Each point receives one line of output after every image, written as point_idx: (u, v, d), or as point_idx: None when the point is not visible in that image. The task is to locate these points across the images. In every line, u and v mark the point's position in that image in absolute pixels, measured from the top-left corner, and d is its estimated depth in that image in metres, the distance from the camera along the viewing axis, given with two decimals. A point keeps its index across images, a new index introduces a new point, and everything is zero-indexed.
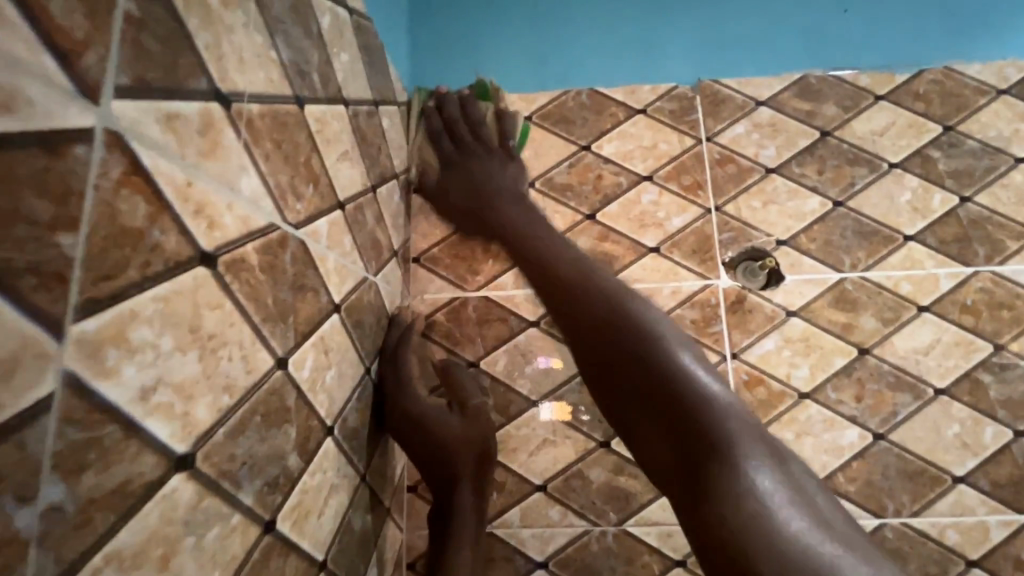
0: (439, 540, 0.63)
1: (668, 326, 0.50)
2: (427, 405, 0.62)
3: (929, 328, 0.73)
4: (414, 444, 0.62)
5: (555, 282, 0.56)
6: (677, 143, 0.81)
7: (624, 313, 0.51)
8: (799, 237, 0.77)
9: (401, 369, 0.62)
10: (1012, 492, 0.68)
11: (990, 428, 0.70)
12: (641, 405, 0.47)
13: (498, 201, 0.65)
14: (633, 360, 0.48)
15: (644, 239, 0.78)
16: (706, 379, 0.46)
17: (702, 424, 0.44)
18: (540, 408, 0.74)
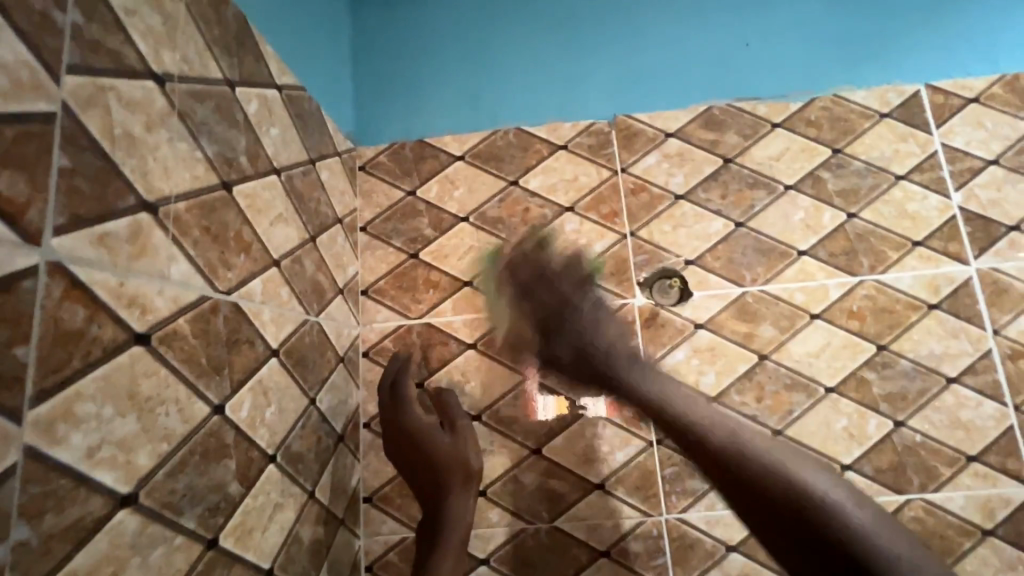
0: (425, 547, 0.70)
1: (761, 434, 0.52)
2: (421, 423, 0.76)
3: (820, 333, 0.82)
4: (408, 455, 0.75)
5: (689, 431, 0.54)
6: (595, 175, 0.90)
7: (709, 425, 0.54)
8: (705, 257, 0.86)
9: (399, 395, 0.78)
10: (892, 476, 0.77)
11: (873, 420, 0.79)
12: (749, 505, 0.50)
13: (585, 324, 0.66)
14: (740, 482, 0.50)
15: None
16: (842, 497, 0.47)
17: (851, 550, 0.45)
18: (541, 407, 0.83)
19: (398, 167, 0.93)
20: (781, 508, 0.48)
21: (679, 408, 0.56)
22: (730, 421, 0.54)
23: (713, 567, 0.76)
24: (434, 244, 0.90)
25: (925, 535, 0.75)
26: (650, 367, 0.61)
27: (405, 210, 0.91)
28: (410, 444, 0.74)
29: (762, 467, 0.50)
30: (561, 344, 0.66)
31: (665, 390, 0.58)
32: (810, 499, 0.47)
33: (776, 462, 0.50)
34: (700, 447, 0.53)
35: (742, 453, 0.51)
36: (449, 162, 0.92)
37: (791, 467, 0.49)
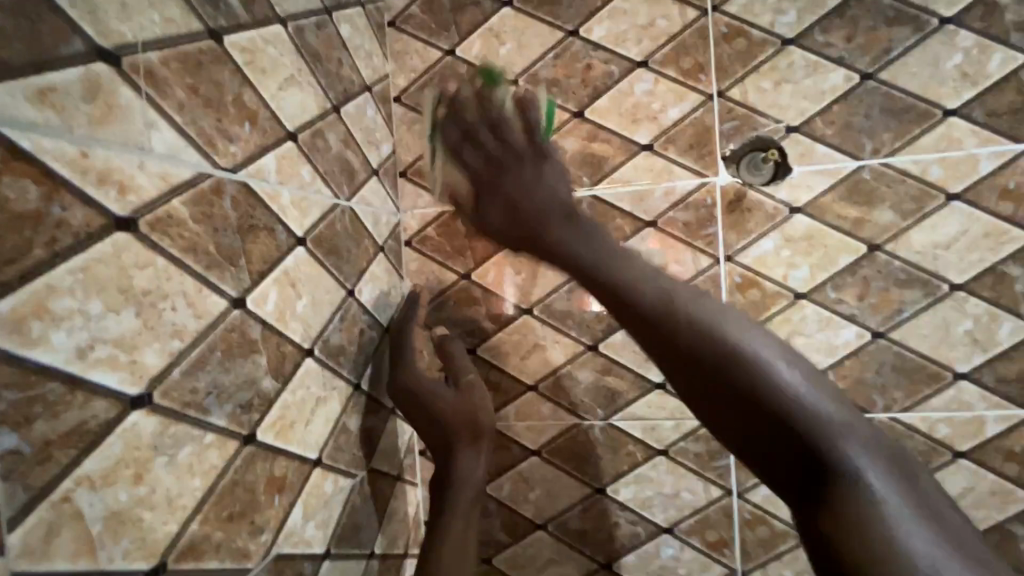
0: (437, 512, 0.68)
1: (757, 329, 0.44)
2: (425, 379, 0.68)
3: (956, 218, 0.65)
4: (415, 415, 0.68)
5: (636, 305, 0.46)
6: (677, 17, 0.71)
7: (746, 372, 0.41)
8: (814, 121, 0.68)
9: (401, 347, 0.70)
10: (1018, 388, 0.65)
11: (1006, 324, 0.65)
12: (773, 466, 0.40)
13: (523, 177, 0.54)
14: (715, 349, 0.43)
15: (637, 136, 0.72)
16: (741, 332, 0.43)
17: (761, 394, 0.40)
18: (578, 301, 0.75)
19: (434, 19, 0.77)
20: (736, 394, 0.41)
21: (731, 354, 0.42)
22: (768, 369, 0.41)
23: None
24: None
25: None
26: (591, 226, 0.52)
27: (444, 75, 0.78)
28: (415, 403, 0.67)
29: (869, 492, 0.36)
30: (494, 206, 0.55)
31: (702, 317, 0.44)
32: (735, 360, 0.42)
33: (754, 355, 0.42)
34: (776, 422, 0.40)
35: (819, 438, 0.39)
36: (493, 10, 0.76)
37: (728, 331, 0.43)
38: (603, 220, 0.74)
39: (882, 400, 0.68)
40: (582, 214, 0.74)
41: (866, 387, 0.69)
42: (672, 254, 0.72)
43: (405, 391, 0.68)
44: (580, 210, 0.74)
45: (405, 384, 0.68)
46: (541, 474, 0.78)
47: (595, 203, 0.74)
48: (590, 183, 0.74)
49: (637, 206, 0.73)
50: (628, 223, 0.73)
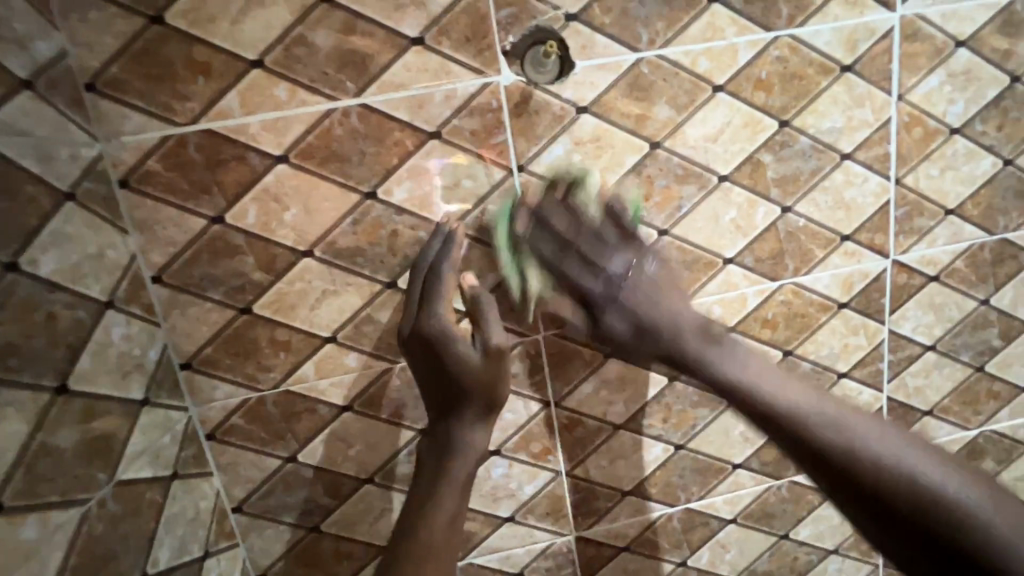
0: (429, 470, 0.66)
1: (850, 409, 0.54)
2: (456, 333, 0.63)
3: (721, 110, 0.68)
4: (431, 367, 0.64)
5: (759, 408, 0.56)
6: None
7: (751, 381, 0.57)
8: (592, 9, 0.62)
9: (432, 287, 0.63)
10: (770, 264, 0.74)
11: (761, 208, 0.72)
12: (825, 482, 0.52)
13: (652, 299, 0.64)
14: (779, 419, 0.54)
15: (403, 27, 0.60)
16: (844, 418, 0.53)
17: (856, 464, 0.50)
18: (367, 232, 0.65)
19: None
20: (818, 465, 0.52)
21: (702, 372, 0.60)
22: (757, 371, 0.58)
23: (591, 375, 0.74)
24: None
25: (787, 315, 0.77)
26: (732, 346, 0.61)
27: None
28: (431, 352, 0.63)
29: (820, 422, 0.53)
30: (615, 317, 0.64)
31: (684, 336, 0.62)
32: (833, 439, 0.52)
33: (865, 444, 0.51)
34: (773, 413, 0.55)
35: (764, 398, 0.56)
36: None
37: (831, 418, 0.53)
38: (379, 135, 0.62)
39: None
40: (353, 129, 0.62)
41: None
42: (462, 170, 0.65)
43: (427, 336, 0.63)
44: (349, 123, 0.61)
45: (425, 328, 0.63)
46: (358, 428, 0.71)
47: (365, 114, 0.61)
48: (356, 89, 0.61)
49: (416, 116, 0.62)
50: (408, 137, 0.63)
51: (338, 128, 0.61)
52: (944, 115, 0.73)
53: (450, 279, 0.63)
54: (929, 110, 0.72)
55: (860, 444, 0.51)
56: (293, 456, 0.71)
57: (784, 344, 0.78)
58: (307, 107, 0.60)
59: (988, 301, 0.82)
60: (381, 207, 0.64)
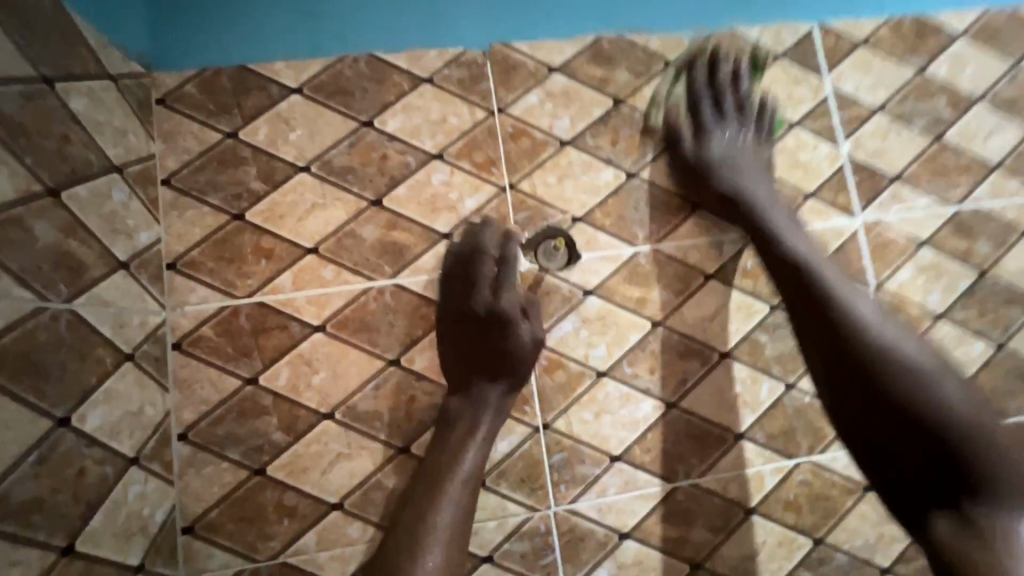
0: (460, 427, 0.66)
1: (953, 384, 0.59)
2: (510, 308, 0.69)
3: (715, 295, 0.75)
4: (480, 338, 0.68)
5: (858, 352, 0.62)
6: (467, 116, 0.75)
7: (931, 377, 0.60)
8: (594, 213, 0.75)
9: (501, 270, 0.70)
10: (783, 441, 0.74)
11: (766, 384, 0.74)
12: (910, 443, 0.59)
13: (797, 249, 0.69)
14: (860, 364, 0.62)
15: (436, 225, 0.72)
16: (940, 383, 0.59)
17: (947, 473, 0.56)
18: (386, 396, 0.69)
19: (212, 100, 0.71)
20: (905, 420, 0.59)
21: (868, 318, 0.64)
22: (963, 385, 0.60)
23: (605, 558, 0.69)
24: (265, 201, 0.70)
25: (811, 498, 0.73)
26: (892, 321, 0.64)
27: (225, 158, 0.71)
28: (492, 324, 0.68)
29: (954, 425, 0.57)
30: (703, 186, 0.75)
31: (852, 298, 0.65)
32: (931, 407, 0.58)
33: (937, 420, 0.58)
34: (873, 387, 0.61)
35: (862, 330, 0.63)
36: (282, 96, 0.72)
37: (921, 389, 0.59)
38: (407, 309, 0.70)
39: (681, 467, 0.72)
40: (385, 304, 0.70)
41: (668, 456, 0.72)
42: None
43: (489, 308, 0.69)
44: (383, 299, 0.70)
45: (487, 301, 0.69)
46: None
47: (398, 292, 0.70)
48: (393, 272, 0.71)
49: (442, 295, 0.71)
50: (433, 312, 0.71)
51: (372, 303, 0.70)
52: (923, 302, 0.79)
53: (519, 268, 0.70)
54: (908, 298, 0.79)
55: (966, 434, 0.57)
56: None
57: (812, 530, 0.73)
58: (349, 285, 0.70)
59: None
60: (402, 372, 0.69)
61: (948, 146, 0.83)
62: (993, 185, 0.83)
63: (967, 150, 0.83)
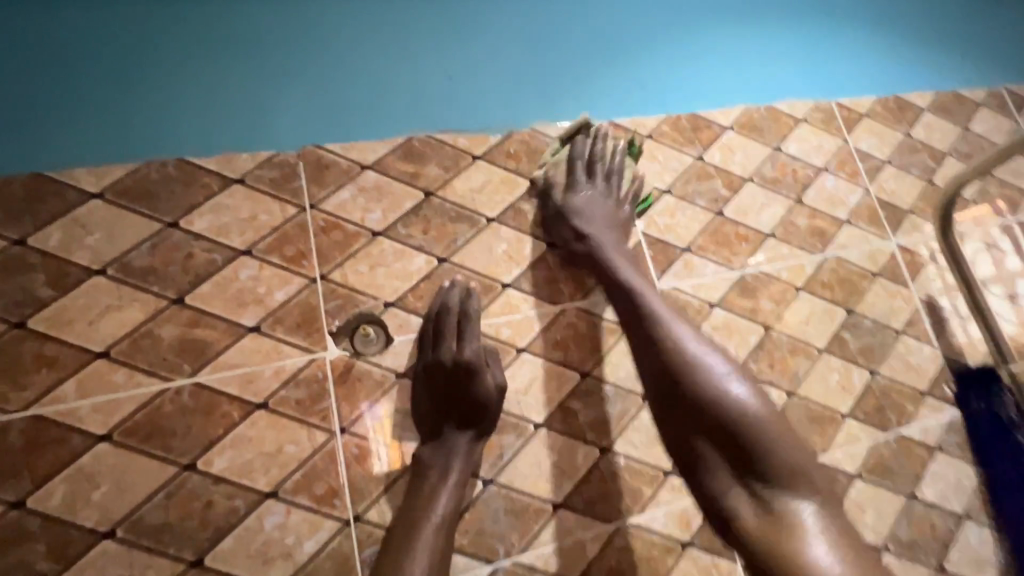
0: (434, 472, 0.69)
1: (757, 398, 0.66)
2: (474, 358, 0.73)
3: (527, 367, 0.79)
4: (445, 390, 0.72)
5: (680, 377, 0.68)
6: (278, 213, 0.78)
7: (717, 379, 0.67)
8: (406, 297, 0.78)
9: (461, 326, 0.74)
10: (601, 506, 0.76)
11: (581, 450, 0.78)
12: (722, 455, 0.65)
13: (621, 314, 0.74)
14: (680, 385, 0.68)
15: (242, 319, 0.72)
16: (745, 398, 0.66)
17: (756, 470, 0.64)
18: (177, 505, 0.65)
19: (1, 209, 0.70)
20: (719, 435, 0.65)
21: (683, 350, 0.69)
22: (745, 385, 0.67)
23: None
24: (52, 307, 0.68)
25: (632, 561, 0.75)
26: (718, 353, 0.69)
27: (9, 264, 0.69)
28: (456, 375, 0.72)
29: (757, 440, 0.64)
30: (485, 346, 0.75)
31: (678, 329, 0.71)
32: (731, 425, 0.65)
33: (745, 431, 0.65)
34: (679, 394, 0.68)
35: (688, 360, 0.68)
36: (79, 201, 0.72)
37: (728, 402, 0.66)
38: (206, 408, 0.68)
39: (501, 546, 0.72)
40: (182, 404, 0.68)
41: (487, 536, 0.72)
42: (286, 435, 0.70)
43: (450, 361, 0.73)
44: (180, 400, 0.68)
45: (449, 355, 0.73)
46: None
47: (196, 391, 0.69)
48: (192, 369, 0.69)
49: (245, 390, 0.70)
50: (236, 408, 0.69)
51: (167, 405, 0.68)
52: None
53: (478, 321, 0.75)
54: None
55: (758, 445, 0.64)
56: None
57: None
58: (141, 388, 0.68)
59: None
60: (199, 476, 0.66)
61: (728, 220, 0.96)
62: (768, 252, 0.96)
63: (744, 222, 0.97)
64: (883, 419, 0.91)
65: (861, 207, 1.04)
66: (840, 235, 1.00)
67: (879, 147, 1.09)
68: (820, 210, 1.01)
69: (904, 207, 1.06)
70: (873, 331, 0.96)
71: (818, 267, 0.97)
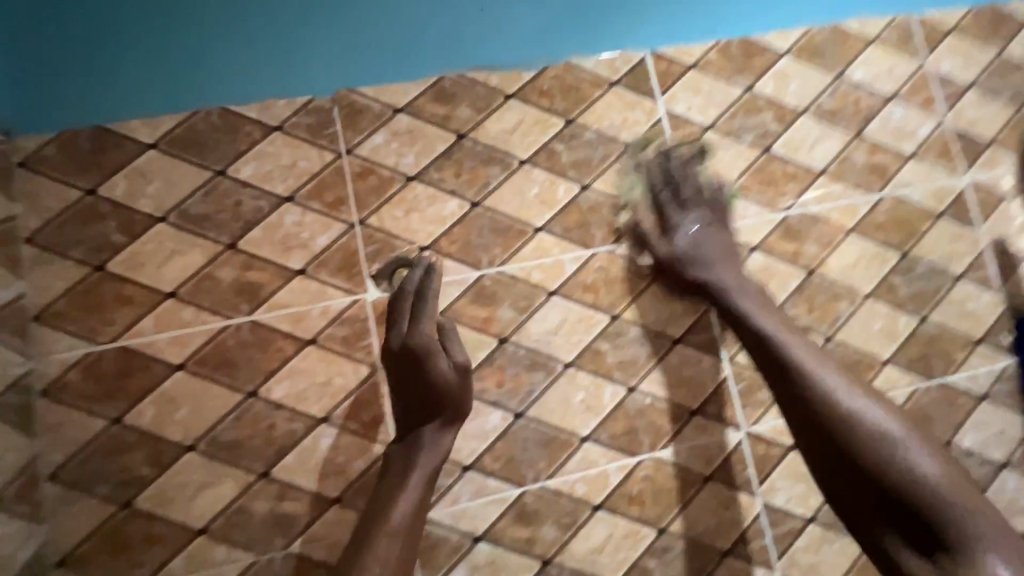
0: (397, 469, 0.71)
1: (912, 435, 0.63)
2: (432, 343, 0.73)
3: (557, 310, 0.82)
4: (410, 379, 0.73)
5: (840, 447, 0.63)
6: (316, 159, 0.80)
7: (865, 418, 0.64)
8: (440, 242, 0.81)
9: (418, 308, 0.74)
10: (626, 440, 0.80)
11: (608, 389, 0.81)
12: (886, 509, 0.60)
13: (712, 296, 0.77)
14: (844, 450, 0.63)
15: (289, 263, 0.78)
16: (902, 437, 0.62)
17: (918, 503, 0.59)
18: (246, 425, 0.74)
19: (72, 161, 0.77)
20: (888, 498, 0.60)
21: (837, 401, 0.65)
22: (888, 413, 0.64)
23: (460, 561, 0.75)
24: (125, 251, 0.76)
25: (654, 491, 0.80)
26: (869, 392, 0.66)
27: (84, 214, 0.76)
28: (414, 362, 0.72)
29: (917, 484, 0.60)
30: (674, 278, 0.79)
31: (826, 381, 0.66)
32: (912, 474, 0.60)
33: (918, 468, 0.60)
34: (814, 423, 0.65)
35: (847, 416, 0.64)
36: (137, 152, 0.78)
37: (891, 438, 0.62)
38: (264, 343, 0.76)
39: (530, 472, 0.78)
40: (243, 339, 0.76)
41: (517, 463, 0.78)
42: (334, 369, 0.76)
43: (408, 349, 0.73)
44: (240, 335, 0.76)
45: (407, 343, 0.73)
46: None
47: (254, 328, 0.76)
48: (249, 309, 0.76)
49: (297, 327, 0.77)
50: (289, 343, 0.76)
51: (230, 339, 0.76)
52: None
53: (434, 304, 0.74)
54: None
55: (924, 487, 0.59)
56: None
57: (656, 521, 0.79)
58: (207, 324, 0.76)
59: None
60: (262, 402, 0.75)
61: (776, 157, 0.90)
62: (819, 190, 0.90)
63: (794, 159, 0.91)
64: (928, 366, 0.89)
65: (932, 139, 0.94)
66: (902, 172, 0.93)
67: (962, 69, 0.96)
68: (883, 144, 0.93)
69: (984, 138, 0.95)
70: (928, 276, 0.90)
71: (873, 207, 0.91)
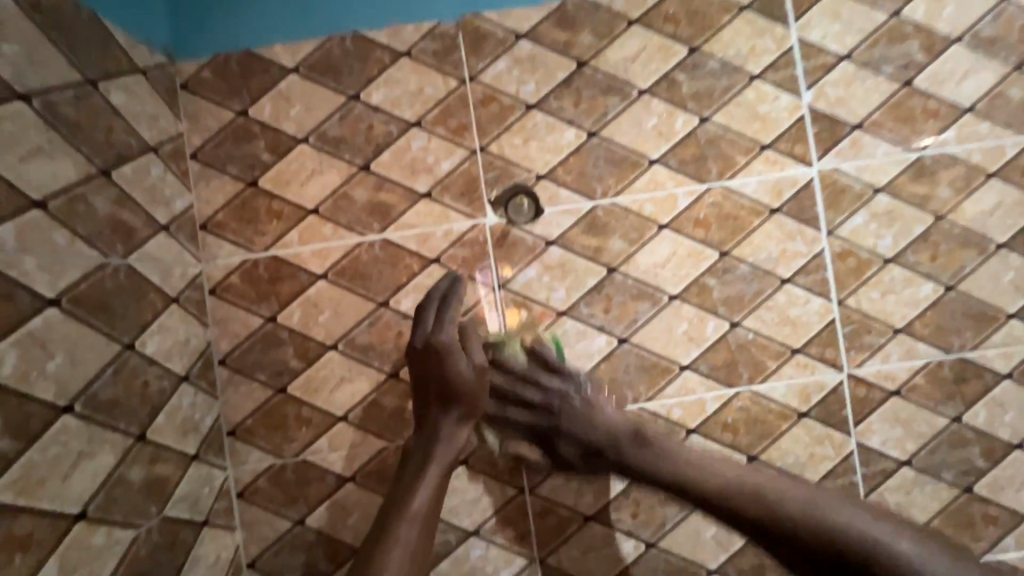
0: (417, 460, 0.74)
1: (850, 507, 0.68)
2: (451, 343, 0.75)
3: (667, 243, 0.83)
4: (430, 377, 0.75)
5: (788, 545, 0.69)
6: (441, 86, 0.83)
7: (810, 515, 0.68)
8: (556, 171, 0.83)
9: (442, 308, 0.76)
10: (725, 371, 0.83)
11: (711, 323, 0.83)
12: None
13: (580, 423, 0.78)
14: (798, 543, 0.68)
15: (416, 186, 0.83)
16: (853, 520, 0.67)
17: None
18: (379, 331, 0.83)
19: (225, 84, 0.83)
20: None
21: (781, 505, 0.69)
22: (824, 495, 0.69)
23: None
24: (273, 170, 0.84)
25: (748, 421, 0.83)
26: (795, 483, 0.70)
27: (238, 133, 0.83)
28: (436, 359, 0.75)
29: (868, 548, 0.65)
30: (567, 446, 0.79)
31: (764, 490, 0.70)
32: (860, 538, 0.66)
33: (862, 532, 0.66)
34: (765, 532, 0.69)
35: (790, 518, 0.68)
36: (281, 76, 0.83)
37: (838, 518, 0.67)
38: (393, 259, 0.83)
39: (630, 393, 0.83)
40: (375, 255, 0.83)
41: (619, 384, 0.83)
42: None
43: (429, 348, 0.75)
44: (373, 251, 0.83)
45: (429, 343, 0.75)
46: (357, 498, 0.83)
47: (385, 245, 0.83)
48: (380, 227, 0.83)
49: (422, 246, 0.83)
50: (415, 261, 0.83)
51: (364, 254, 0.83)
52: (875, 247, 0.84)
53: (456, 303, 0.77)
54: (859, 243, 0.84)
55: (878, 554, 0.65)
56: (302, 519, 0.83)
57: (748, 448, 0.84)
58: (344, 239, 0.83)
59: (961, 418, 0.84)
60: (392, 312, 0.83)
61: (917, 91, 0.84)
62: (961, 129, 0.84)
63: (938, 94, 0.84)
64: None
65: None
66: None
67: None
68: None
69: None
70: None
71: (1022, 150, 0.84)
